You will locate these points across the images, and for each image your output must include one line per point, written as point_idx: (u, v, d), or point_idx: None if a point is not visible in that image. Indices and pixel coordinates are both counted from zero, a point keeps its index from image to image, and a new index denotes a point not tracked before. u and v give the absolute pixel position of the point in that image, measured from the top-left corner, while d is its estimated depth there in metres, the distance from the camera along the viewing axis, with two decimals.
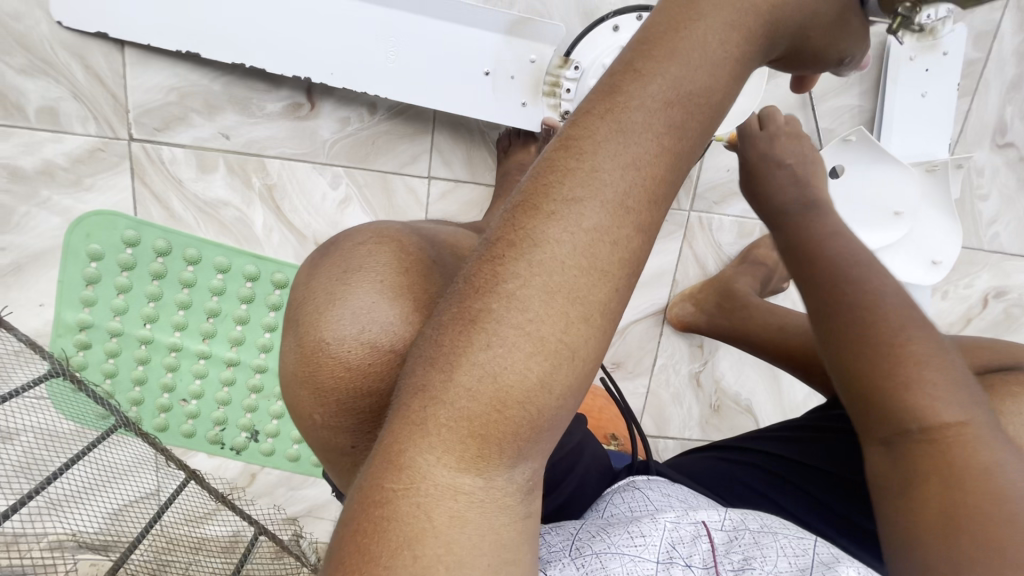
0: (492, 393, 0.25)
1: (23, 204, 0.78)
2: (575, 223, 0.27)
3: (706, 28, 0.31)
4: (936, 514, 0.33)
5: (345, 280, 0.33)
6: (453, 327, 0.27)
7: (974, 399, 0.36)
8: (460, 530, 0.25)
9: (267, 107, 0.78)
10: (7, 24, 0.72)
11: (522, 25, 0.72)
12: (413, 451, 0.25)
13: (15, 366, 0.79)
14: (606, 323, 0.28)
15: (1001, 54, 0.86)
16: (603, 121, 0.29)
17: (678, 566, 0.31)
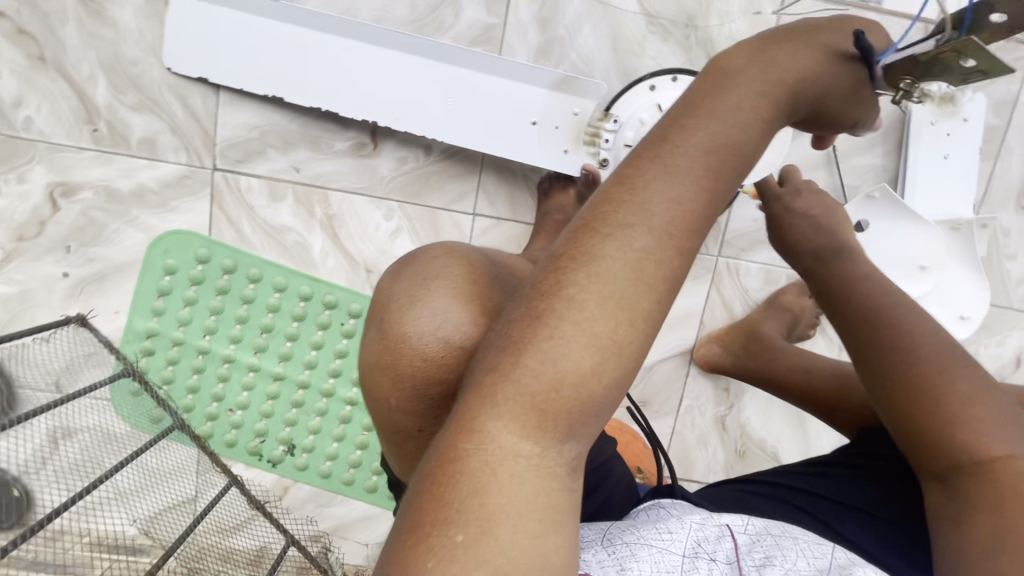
0: (552, 377, 0.30)
1: (114, 221, 0.88)
2: (628, 243, 0.33)
3: (741, 93, 0.36)
4: (989, 541, 0.40)
5: (423, 285, 0.38)
6: (523, 322, 0.32)
7: (1020, 437, 0.44)
8: (517, 488, 0.30)
9: (335, 146, 0.88)
10: (125, 68, 0.84)
11: (567, 83, 0.81)
12: (484, 420, 0.31)
13: (83, 366, 0.86)
14: (649, 328, 0.33)
15: (1021, 121, 0.90)
16: (653, 164, 0.35)
17: (703, 559, 0.38)
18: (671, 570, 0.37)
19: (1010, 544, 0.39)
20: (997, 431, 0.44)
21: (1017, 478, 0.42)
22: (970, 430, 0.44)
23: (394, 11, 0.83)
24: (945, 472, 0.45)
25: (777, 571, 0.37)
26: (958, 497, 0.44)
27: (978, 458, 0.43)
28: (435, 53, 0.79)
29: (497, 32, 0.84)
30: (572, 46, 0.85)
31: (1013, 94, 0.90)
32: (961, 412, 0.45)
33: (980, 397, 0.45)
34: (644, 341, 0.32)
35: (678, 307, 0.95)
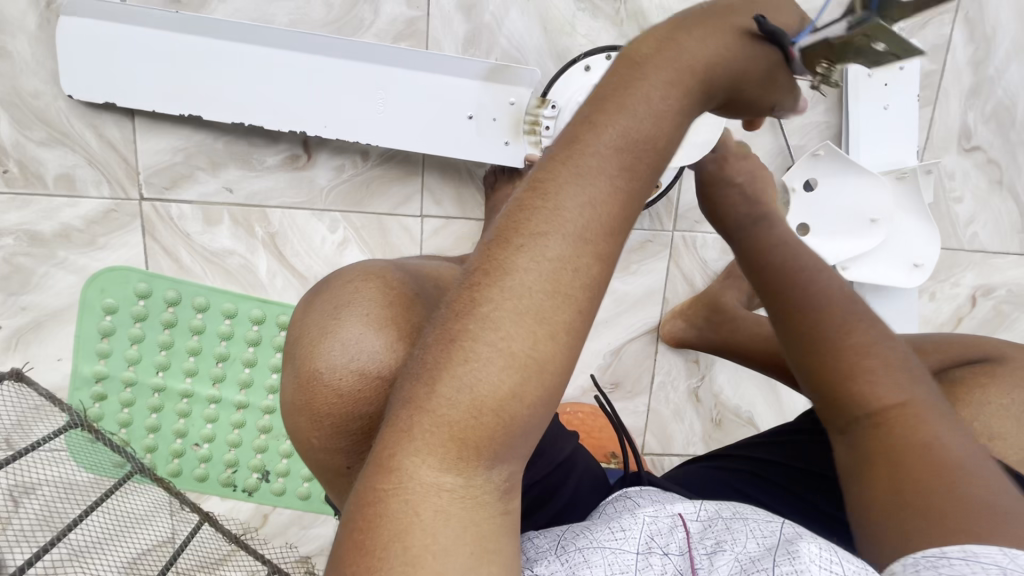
0: (470, 402, 0.29)
1: (42, 265, 0.83)
2: (541, 254, 0.31)
3: (649, 86, 0.34)
4: (889, 491, 0.39)
5: (338, 314, 0.37)
6: (437, 347, 0.31)
7: (916, 386, 0.43)
8: (443, 523, 0.29)
9: (267, 161, 0.84)
10: (27, 102, 0.78)
11: (499, 72, 0.78)
12: (402, 456, 0.30)
13: (33, 420, 0.82)
14: (573, 339, 0.31)
15: (956, 64, 0.90)
16: (564, 167, 0.33)
17: (656, 554, 0.39)
18: (625, 568, 0.38)
19: (901, 490, 0.38)
20: (893, 380, 0.43)
21: (909, 425, 0.41)
22: (867, 382, 0.44)
23: (309, 13, 0.79)
24: (846, 425, 0.45)
25: (725, 556, 0.38)
26: (857, 448, 0.43)
27: (873, 409, 0.43)
28: (357, 53, 0.75)
29: (421, 25, 0.81)
30: (500, 32, 0.82)
31: (945, 37, 0.89)
32: (855, 363, 0.45)
33: (873, 349, 0.45)
34: (567, 355, 0.31)
35: (640, 286, 0.95)
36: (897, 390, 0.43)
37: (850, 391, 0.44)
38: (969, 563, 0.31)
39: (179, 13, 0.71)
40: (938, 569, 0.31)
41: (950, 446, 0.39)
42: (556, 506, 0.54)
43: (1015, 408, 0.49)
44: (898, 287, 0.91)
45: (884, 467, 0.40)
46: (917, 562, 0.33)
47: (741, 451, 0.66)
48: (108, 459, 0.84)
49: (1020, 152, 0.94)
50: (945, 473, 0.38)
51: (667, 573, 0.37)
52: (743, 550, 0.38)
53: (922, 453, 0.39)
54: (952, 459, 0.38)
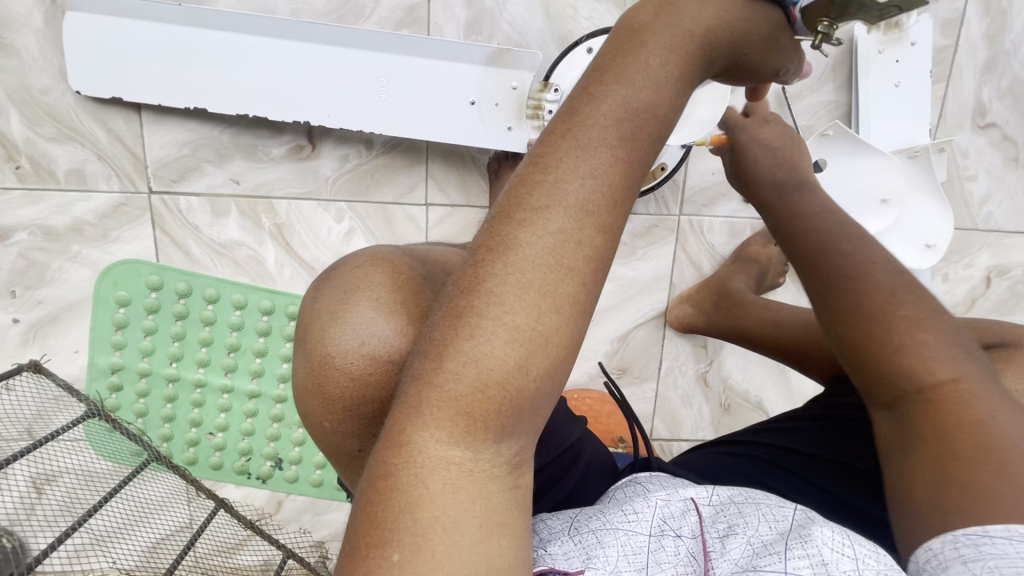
0: (477, 377, 0.29)
1: (56, 259, 0.85)
2: (544, 228, 0.31)
3: (648, 53, 0.34)
4: (934, 473, 0.38)
5: (343, 300, 0.38)
6: (444, 324, 0.31)
7: (968, 358, 0.41)
8: (452, 495, 0.29)
9: (271, 152, 0.84)
10: (36, 98, 0.79)
11: (501, 57, 0.77)
12: (411, 431, 0.30)
13: (53, 411, 0.84)
14: (578, 313, 0.31)
15: (970, 39, 0.88)
16: (565, 139, 0.32)
17: (670, 536, 0.39)
18: (638, 550, 0.38)
19: (945, 469, 0.37)
20: (946, 352, 0.41)
21: (961, 404, 0.39)
22: (918, 354, 0.41)
23: (310, 2, 0.79)
24: (893, 403, 0.43)
25: (738, 540, 0.38)
26: (906, 428, 0.41)
27: (921, 385, 0.40)
28: (358, 42, 0.75)
29: (423, 12, 0.81)
30: (502, 17, 0.82)
31: (959, 12, 0.87)
32: (905, 336, 0.42)
33: (924, 321, 0.42)
34: (573, 328, 0.31)
35: (647, 271, 0.94)
36: (949, 366, 0.40)
37: (894, 365, 0.42)
38: (1013, 543, 0.32)
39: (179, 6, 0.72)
40: (980, 546, 0.32)
41: (1006, 426, 0.37)
42: (564, 490, 0.55)
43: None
44: (910, 268, 0.89)
45: (929, 449, 0.39)
46: (957, 540, 0.34)
47: (749, 437, 0.66)
48: (126, 447, 0.86)
49: None
50: (997, 452, 0.36)
51: (681, 556, 0.38)
52: (755, 534, 0.38)
53: (969, 434, 0.37)
54: (1004, 436, 0.36)
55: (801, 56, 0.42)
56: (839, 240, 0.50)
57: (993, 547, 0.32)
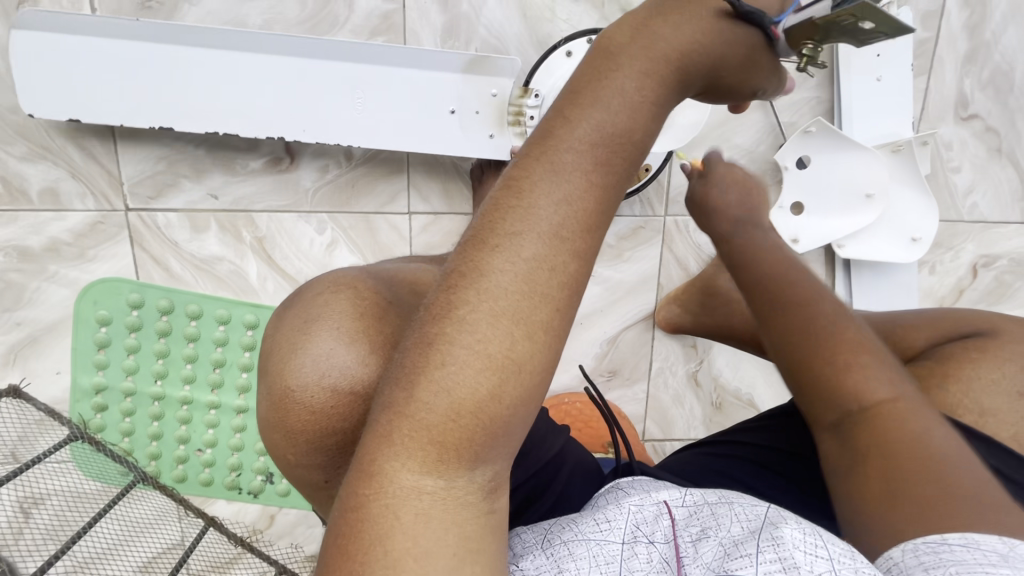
0: (447, 407, 0.29)
1: (33, 280, 0.83)
2: (516, 254, 0.30)
3: (623, 76, 0.33)
4: (878, 489, 0.39)
5: (309, 329, 0.37)
6: (416, 352, 0.30)
7: (896, 378, 0.45)
8: (423, 525, 0.28)
9: (250, 165, 0.83)
10: (6, 117, 0.78)
11: (478, 63, 0.76)
12: (383, 460, 0.29)
13: (36, 434, 0.83)
14: (553, 340, 0.31)
15: (950, 31, 0.87)
16: (538, 162, 0.32)
17: (642, 543, 0.39)
18: (610, 559, 0.38)
19: (889, 486, 0.39)
20: (876, 380, 0.44)
21: (900, 419, 0.42)
22: (858, 375, 0.45)
23: (284, 12, 0.77)
24: (836, 421, 0.45)
25: (709, 543, 0.38)
26: (852, 442, 0.44)
27: (867, 400, 0.44)
28: (331, 54, 0.74)
29: (398, 18, 0.79)
30: (479, 22, 0.80)
31: (938, 3, 0.86)
32: (847, 355, 0.46)
33: (859, 351, 0.46)
34: (548, 355, 0.30)
35: (634, 273, 0.94)
36: (886, 386, 0.44)
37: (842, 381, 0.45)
38: (969, 550, 0.32)
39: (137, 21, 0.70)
40: (939, 554, 0.33)
41: (937, 439, 0.40)
42: (550, 502, 0.54)
43: (1000, 384, 0.49)
44: (894, 261, 0.90)
45: (875, 462, 0.41)
46: (917, 548, 0.34)
47: (734, 437, 0.66)
48: (112, 467, 0.85)
49: (1019, 119, 0.91)
50: (938, 467, 0.38)
51: (653, 562, 0.38)
52: (727, 534, 0.38)
53: (912, 442, 0.40)
54: (938, 446, 0.40)
55: (781, 77, 0.42)
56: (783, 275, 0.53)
57: (951, 555, 0.32)
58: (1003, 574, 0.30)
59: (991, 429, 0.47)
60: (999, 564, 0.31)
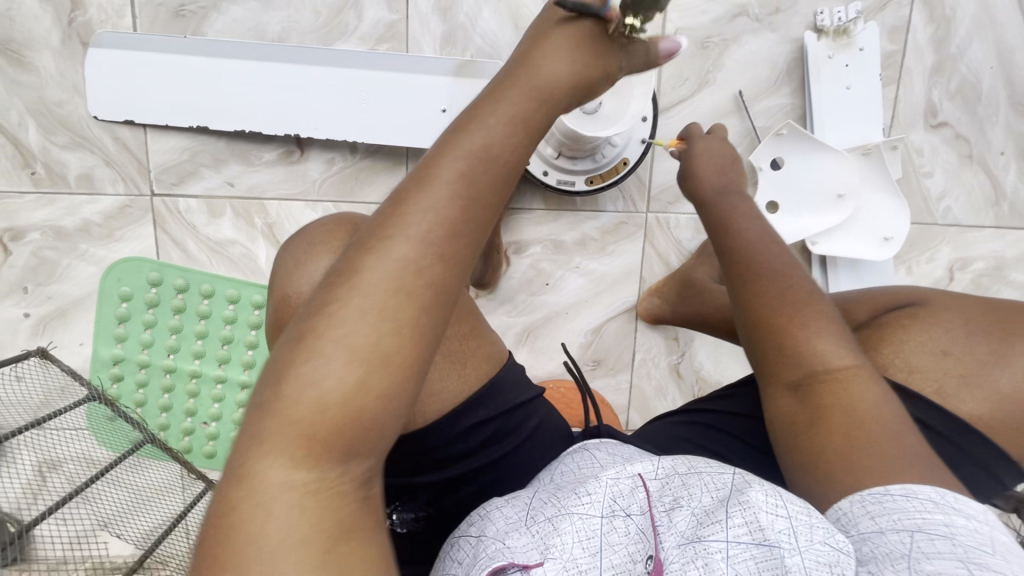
0: (315, 399, 0.33)
1: (66, 258, 0.92)
2: (386, 263, 0.36)
3: (486, 129, 0.39)
4: (843, 446, 0.46)
5: (311, 249, 0.47)
6: (283, 363, 0.35)
7: (850, 347, 0.51)
8: (297, 506, 0.32)
9: (264, 157, 0.91)
10: (52, 109, 0.87)
11: (467, 67, 0.84)
12: (253, 457, 0.33)
13: (57, 397, 0.90)
14: (406, 355, 0.35)
15: (917, 44, 0.93)
16: (402, 202, 0.37)
17: (620, 516, 0.44)
18: (591, 535, 0.43)
19: (854, 446, 0.45)
20: (838, 348, 0.50)
21: (857, 385, 0.48)
22: (825, 344, 0.51)
23: (299, 21, 0.87)
24: (799, 381, 0.51)
25: (682, 512, 0.44)
26: (810, 401, 0.50)
27: (830, 367, 0.50)
28: (337, 60, 0.83)
29: (402, 28, 0.88)
30: (475, 31, 0.89)
31: (905, 19, 0.92)
32: (817, 326, 0.52)
33: (823, 319, 0.52)
34: (401, 367, 0.35)
35: (617, 266, 0.99)
36: (845, 355, 0.50)
37: (806, 351, 0.51)
38: (909, 498, 0.41)
39: (182, 38, 0.82)
40: (883, 503, 0.41)
41: (884, 403, 0.47)
42: (508, 447, 0.60)
43: (926, 342, 0.52)
44: (867, 259, 0.94)
45: (837, 420, 0.47)
46: (863, 499, 0.43)
47: (703, 404, 0.70)
48: (124, 434, 0.91)
49: (989, 127, 0.96)
50: (889, 430, 0.45)
51: (630, 534, 0.44)
52: (698, 505, 0.44)
53: (868, 411, 0.47)
54: (888, 411, 0.47)
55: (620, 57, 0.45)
56: (764, 247, 0.57)
57: (894, 503, 0.41)
58: (936, 519, 0.39)
59: (916, 384, 0.51)
60: (933, 511, 0.40)
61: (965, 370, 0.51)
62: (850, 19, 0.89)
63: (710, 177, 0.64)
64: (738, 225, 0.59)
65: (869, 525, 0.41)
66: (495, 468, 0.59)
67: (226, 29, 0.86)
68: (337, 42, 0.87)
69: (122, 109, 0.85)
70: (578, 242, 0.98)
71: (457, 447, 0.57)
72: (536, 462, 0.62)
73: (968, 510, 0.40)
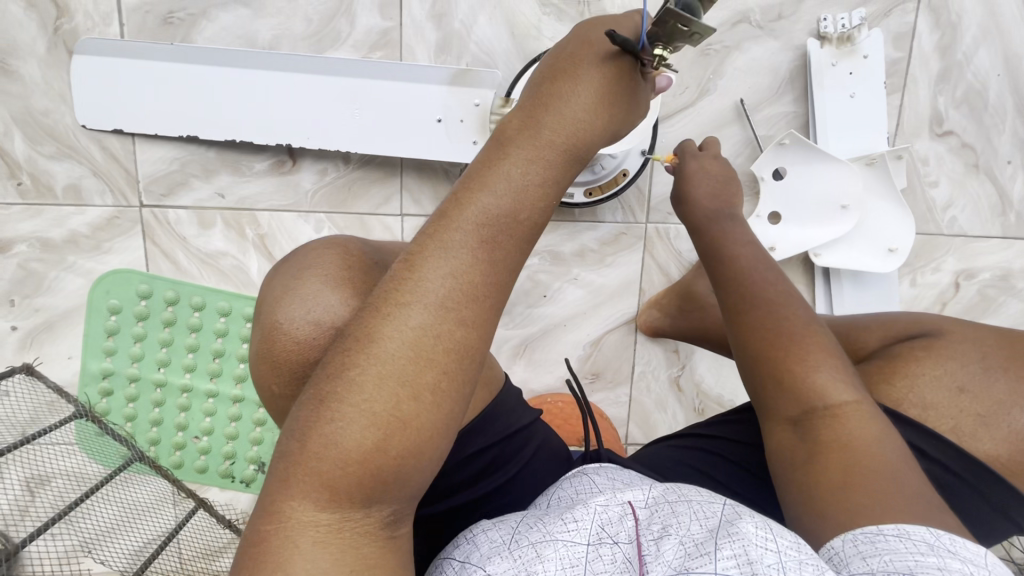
0: (338, 456, 0.33)
1: (53, 270, 0.90)
2: (405, 323, 0.34)
3: (512, 164, 0.38)
4: (838, 479, 0.43)
5: (298, 278, 0.44)
6: (310, 408, 0.34)
7: (856, 388, 0.48)
8: (320, 552, 0.32)
9: (255, 167, 0.90)
10: (38, 119, 0.86)
11: (464, 76, 0.82)
12: (283, 501, 0.33)
13: (46, 413, 0.88)
14: (436, 399, 0.34)
15: (922, 51, 0.91)
16: (430, 240, 0.36)
17: (607, 544, 0.40)
18: (575, 562, 0.38)
19: (851, 474, 0.43)
20: (839, 382, 0.48)
21: (855, 422, 0.46)
22: (826, 378, 0.48)
23: (290, 28, 0.85)
24: (798, 417, 0.48)
25: (670, 541, 0.38)
26: (808, 438, 0.47)
27: (829, 402, 0.47)
28: (329, 68, 0.80)
29: (395, 35, 0.86)
30: (471, 38, 0.87)
31: (909, 26, 0.90)
32: (818, 359, 0.49)
33: (825, 352, 0.50)
34: (430, 413, 0.34)
35: (615, 278, 0.97)
36: (846, 390, 0.47)
37: (796, 381, 0.49)
38: (901, 540, 0.37)
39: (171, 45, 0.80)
40: (876, 544, 0.37)
41: (886, 444, 0.44)
42: (505, 475, 0.58)
43: (941, 378, 0.50)
44: (871, 272, 0.91)
45: (836, 456, 0.45)
46: (856, 538, 0.38)
47: (702, 429, 0.69)
48: (113, 449, 0.90)
49: (996, 136, 0.94)
50: (888, 469, 0.42)
51: (618, 563, 0.38)
52: (687, 533, 0.39)
53: (863, 444, 0.44)
54: (886, 451, 0.44)
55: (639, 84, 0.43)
56: (766, 274, 0.56)
57: (885, 543, 0.37)
58: (930, 563, 0.34)
59: (931, 421, 0.50)
60: (927, 553, 0.35)
61: (981, 408, 0.49)
62: (854, 26, 0.88)
63: (704, 202, 0.63)
64: (726, 250, 0.60)
65: (860, 565, 0.36)
66: (489, 500, 0.57)
67: (216, 37, 0.84)
68: (329, 50, 0.85)
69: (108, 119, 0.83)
70: (576, 253, 0.96)
71: (450, 478, 0.55)
72: (534, 488, 0.60)
73: (966, 554, 0.35)
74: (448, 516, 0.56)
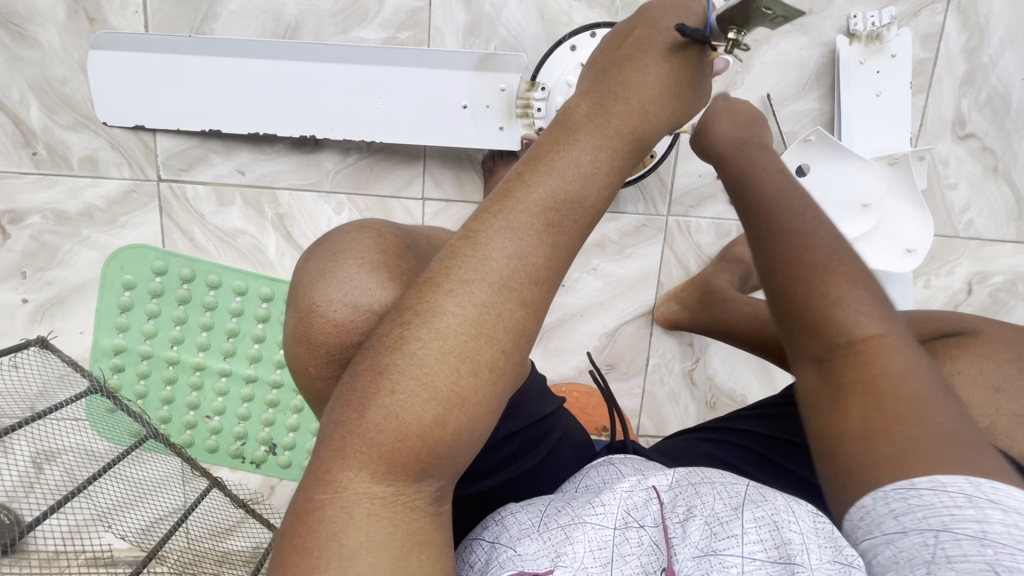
0: (396, 428, 0.33)
1: (67, 243, 0.89)
2: (467, 299, 0.34)
3: (579, 151, 0.38)
4: (859, 429, 0.39)
5: (334, 260, 0.43)
6: (364, 377, 0.34)
7: (888, 317, 0.42)
8: (374, 523, 0.32)
9: (277, 145, 0.89)
10: (55, 88, 0.84)
11: (488, 61, 0.80)
12: (337, 470, 0.33)
13: (56, 388, 0.87)
14: (496, 377, 0.34)
15: (949, 53, 0.91)
16: (495, 219, 0.36)
17: (633, 527, 0.39)
18: (603, 544, 0.38)
19: (871, 428, 0.38)
20: (868, 313, 0.42)
21: (883, 357, 0.40)
22: (850, 313, 0.42)
23: (317, 4, 0.84)
24: (821, 355, 0.43)
25: (696, 523, 0.38)
26: (829, 382, 0.42)
27: (851, 340, 0.41)
28: (356, 58, 0.79)
29: (424, 15, 0.85)
30: (499, 22, 0.86)
31: (938, 27, 0.91)
32: (844, 292, 0.43)
33: (858, 282, 0.43)
34: (489, 390, 0.34)
35: (635, 269, 0.97)
36: (874, 322, 0.42)
37: (829, 324, 0.42)
38: (936, 493, 0.34)
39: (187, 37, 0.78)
40: (908, 500, 0.35)
41: (918, 379, 0.39)
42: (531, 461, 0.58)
43: (978, 376, 0.51)
44: (889, 271, 0.91)
45: (857, 400, 0.40)
46: (886, 496, 0.36)
47: (721, 424, 0.69)
48: (124, 427, 0.89)
49: (1016, 140, 0.94)
50: (911, 409, 0.38)
51: (644, 546, 0.38)
52: (713, 514, 0.38)
53: (895, 385, 0.39)
54: (919, 389, 0.39)
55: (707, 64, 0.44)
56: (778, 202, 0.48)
57: (920, 500, 0.34)
58: (968, 515, 0.33)
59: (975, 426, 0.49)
60: (965, 506, 0.33)
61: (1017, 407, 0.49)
62: (884, 25, 0.87)
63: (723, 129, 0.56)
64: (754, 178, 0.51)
65: (892, 526, 0.34)
66: (513, 485, 0.57)
67: (241, 10, 0.83)
68: (356, 29, 0.84)
69: (127, 114, 0.82)
70: (596, 243, 0.96)
71: (474, 465, 0.55)
72: (561, 472, 0.59)
73: (1009, 502, 0.33)
74: (473, 501, 0.56)
